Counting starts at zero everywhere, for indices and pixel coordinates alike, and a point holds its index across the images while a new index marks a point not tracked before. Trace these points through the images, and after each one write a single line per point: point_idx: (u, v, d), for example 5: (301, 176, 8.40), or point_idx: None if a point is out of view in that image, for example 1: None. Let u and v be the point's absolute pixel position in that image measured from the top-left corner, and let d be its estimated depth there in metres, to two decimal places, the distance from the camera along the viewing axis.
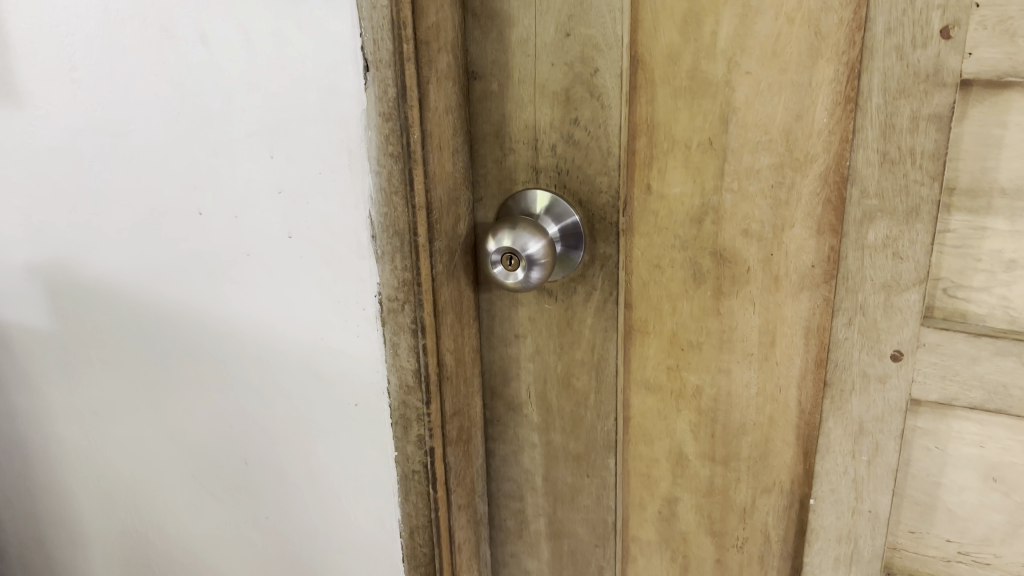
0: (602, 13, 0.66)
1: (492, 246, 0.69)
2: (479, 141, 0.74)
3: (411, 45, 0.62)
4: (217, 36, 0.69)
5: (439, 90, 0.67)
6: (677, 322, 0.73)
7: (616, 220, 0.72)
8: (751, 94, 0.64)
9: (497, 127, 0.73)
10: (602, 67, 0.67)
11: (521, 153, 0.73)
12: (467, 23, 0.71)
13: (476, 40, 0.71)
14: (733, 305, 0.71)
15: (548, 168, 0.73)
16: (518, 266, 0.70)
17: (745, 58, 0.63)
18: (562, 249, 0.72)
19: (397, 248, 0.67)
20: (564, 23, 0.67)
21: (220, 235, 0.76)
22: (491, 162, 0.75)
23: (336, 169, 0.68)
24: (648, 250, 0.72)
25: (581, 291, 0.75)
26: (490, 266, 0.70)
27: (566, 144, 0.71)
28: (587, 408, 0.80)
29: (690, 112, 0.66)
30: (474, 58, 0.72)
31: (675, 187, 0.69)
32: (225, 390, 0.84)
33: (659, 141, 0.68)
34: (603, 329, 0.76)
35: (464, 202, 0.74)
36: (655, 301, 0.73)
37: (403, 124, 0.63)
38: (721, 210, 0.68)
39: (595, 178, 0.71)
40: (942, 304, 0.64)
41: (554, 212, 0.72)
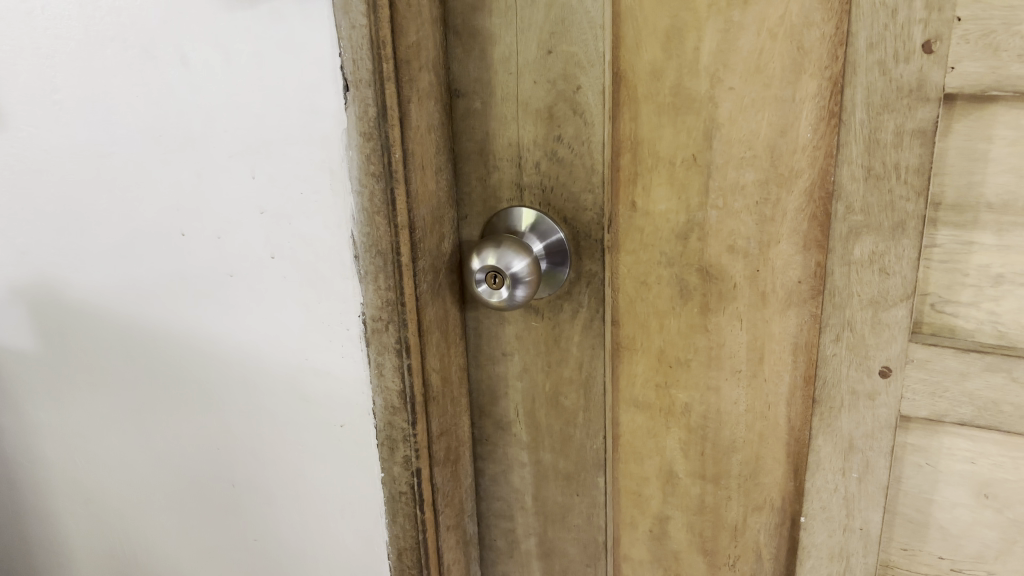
0: (585, 30, 0.65)
1: (477, 264, 0.69)
2: (461, 158, 0.73)
3: (392, 64, 0.62)
4: (198, 57, 0.68)
5: (421, 109, 0.67)
6: (665, 339, 0.73)
7: (602, 237, 0.71)
8: (734, 110, 0.64)
9: (481, 145, 0.72)
10: (585, 84, 0.67)
11: (505, 171, 0.72)
12: (447, 40, 0.70)
13: (457, 58, 0.70)
14: (720, 321, 0.70)
15: (532, 186, 0.72)
16: (502, 284, 0.69)
17: (728, 74, 0.63)
18: (547, 266, 0.71)
19: (380, 268, 0.67)
20: (546, 40, 0.67)
21: (203, 256, 0.76)
22: (475, 180, 0.74)
23: (319, 189, 0.68)
24: (635, 267, 0.72)
25: (567, 309, 0.74)
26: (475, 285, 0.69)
27: (549, 161, 0.70)
28: (576, 427, 0.78)
29: (674, 128, 0.66)
30: (456, 76, 0.71)
31: (660, 204, 0.69)
32: (210, 413, 0.83)
33: (644, 158, 0.68)
34: (591, 346, 0.75)
35: (449, 219, 0.74)
36: (642, 318, 0.73)
37: (385, 142, 0.63)
38: (706, 227, 0.68)
39: (580, 196, 0.70)
40: (931, 320, 0.63)
41: (539, 229, 0.71)
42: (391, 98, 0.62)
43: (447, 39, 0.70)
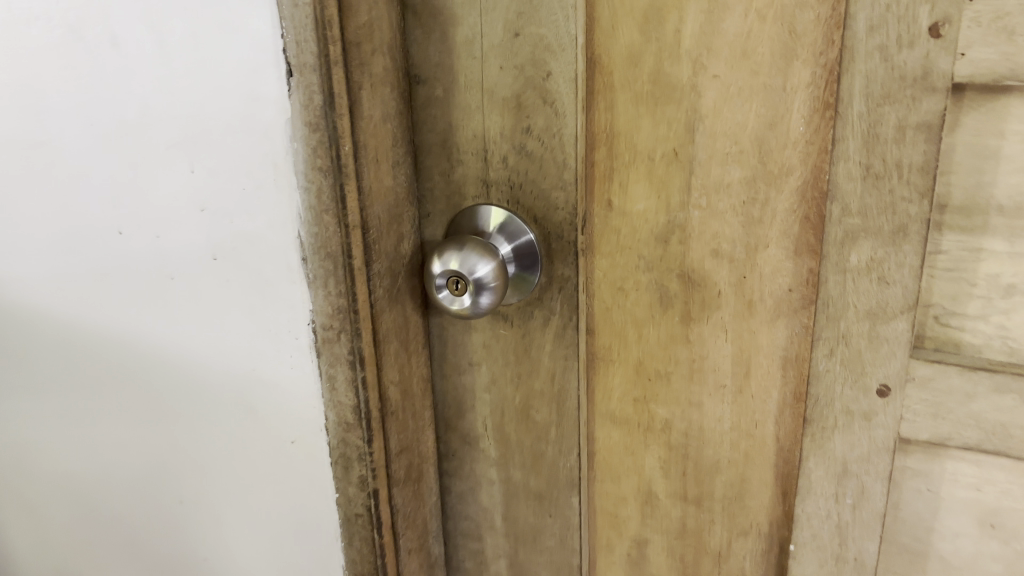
0: (554, 10, 0.59)
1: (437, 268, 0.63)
2: (421, 151, 0.67)
3: (340, 46, 0.55)
4: (129, 38, 0.62)
5: (373, 95, 0.60)
6: (643, 350, 0.67)
7: (575, 239, 0.65)
8: (719, 99, 0.57)
9: (442, 137, 0.66)
10: (555, 70, 0.60)
11: (470, 166, 0.66)
12: (405, 21, 0.64)
13: (416, 41, 0.64)
14: (703, 331, 0.64)
15: (499, 182, 0.66)
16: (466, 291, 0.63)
17: (712, 60, 0.57)
18: (515, 270, 0.65)
19: (330, 272, 0.61)
20: (512, 21, 0.60)
21: (143, 257, 0.69)
22: (438, 175, 0.68)
23: (261, 184, 0.62)
24: (611, 271, 0.66)
25: (538, 316, 0.68)
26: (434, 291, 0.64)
27: (518, 155, 0.64)
28: (547, 443, 0.72)
29: (652, 120, 0.60)
30: (415, 61, 0.65)
31: (638, 204, 0.63)
32: (154, 425, 0.77)
33: (620, 152, 0.62)
34: (563, 357, 0.69)
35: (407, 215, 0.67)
36: (618, 326, 0.67)
37: (334, 134, 0.57)
38: (688, 229, 0.62)
39: (550, 194, 0.64)
40: (934, 333, 0.57)
41: (507, 231, 0.65)
42: (339, 84, 0.56)
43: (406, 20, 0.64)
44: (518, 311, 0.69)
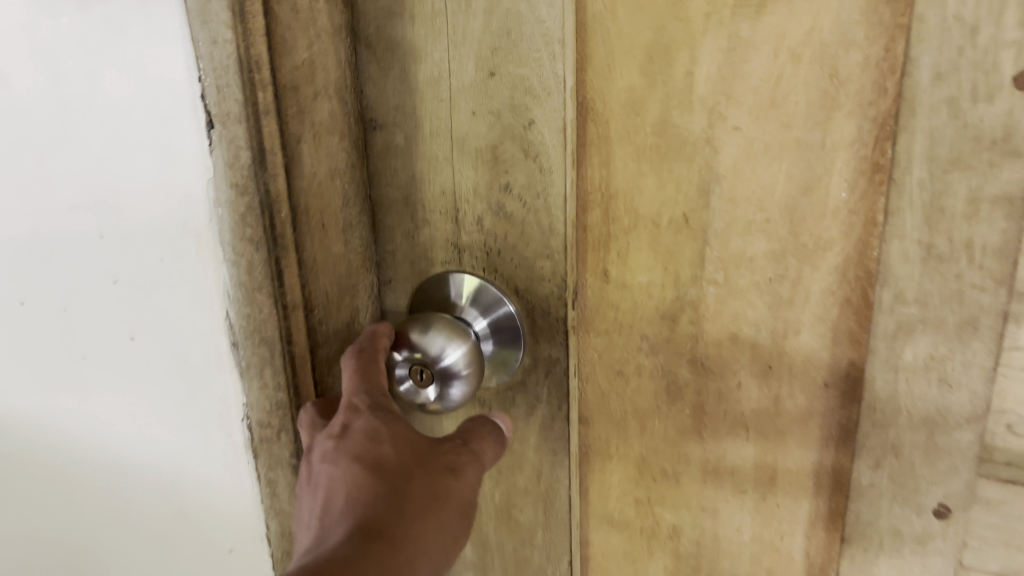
0: (536, 45, 0.48)
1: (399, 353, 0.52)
2: (380, 207, 0.56)
3: (273, 93, 0.45)
4: (19, 76, 0.51)
5: (317, 149, 0.49)
6: (647, 446, 0.56)
7: (564, 314, 0.54)
8: (740, 157, 0.47)
9: (405, 192, 0.55)
10: (538, 117, 0.49)
11: (438, 227, 0.55)
12: (356, 54, 0.53)
13: (372, 78, 0.53)
14: (718, 429, 0.53)
15: (474, 246, 0.55)
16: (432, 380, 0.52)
17: (732, 108, 0.46)
18: (493, 349, 0.54)
19: (266, 361, 0.51)
20: (485, 58, 0.49)
21: (49, 333, 0.58)
22: (401, 236, 0.57)
23: (182, 255, 0.51)
24: (607, 353, 0.54)
25: (521, 404, 0.57)
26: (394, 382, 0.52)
27: (495, 216, 0.53)
28: (534, 547, 0.61)
29: (657, 179, 0.49)
30: (370, 102, 0.54)
31: (640, 276, 0.52)
32: (67, 513, 0.66)
33: (619, 214, 0.51)
34: (552, 452, 0.58)
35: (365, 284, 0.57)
36: (616, 416, 0.56)
37: (268, 198, 0.47)
38: (701, 307, 0.51)
39: (534, 263, 0.53)
40: (1006, 447, 0.45)
41: (481, 302, 0.54)
42: (273, 138, 0.46)
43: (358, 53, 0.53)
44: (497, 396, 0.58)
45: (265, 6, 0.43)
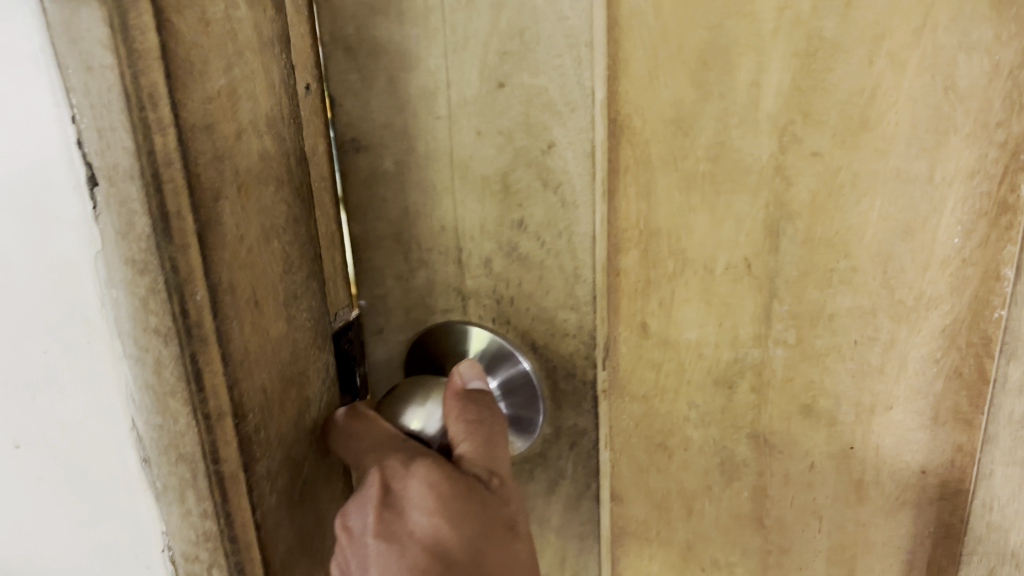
0: (560, 52, 0.37)
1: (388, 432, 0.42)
2: (363, 243, 0.46)
3: (177, 137, 0.31)
4: None
5: (245, 206, 0.35)
6: (695, 530, 0.46)
7: (593, 376, 0.44)
8: (819, 191, 0.37)
9: (396, 228, 0.45)
10: (563, 139, 0.39)
11: (438, 270, 0.45)
12: (328, 57, 0.42)
13: (350, 89, 0.42)
14: (785, 516, 0.44)
15: (482, 293, 0.44)
16: None
17: (810, 130, 0.36)
18: (507, 412, 0.45)
19: (191, 482, 0.38)
20: (494, 66, 0.39)
21: None
22: (389, 280, 0.46)
23: (69, 347, 0.38)
24: (645, 421, 0.45)
25: (541, 480, 0.47)
26: None
27: (508, 259, 0.43)
28: None
29: (713, 215, 0.39)
30: (347, 119, 0.43)
31: (689, 332, 0.42)
32: None
33: (661, 258, 0.41)
34: (581, 534, 0.47)
35: (320, 364, 0.43)
36: (657, 495, 0.46)
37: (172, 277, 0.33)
38: (766, 372, 0.41)
39: (556, 315, 0.43)
40: None
41: (490, 359, 0.45)
42: (179, 199, 0.32)
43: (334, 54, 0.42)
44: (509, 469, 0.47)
45: (159, 21, 0.30)
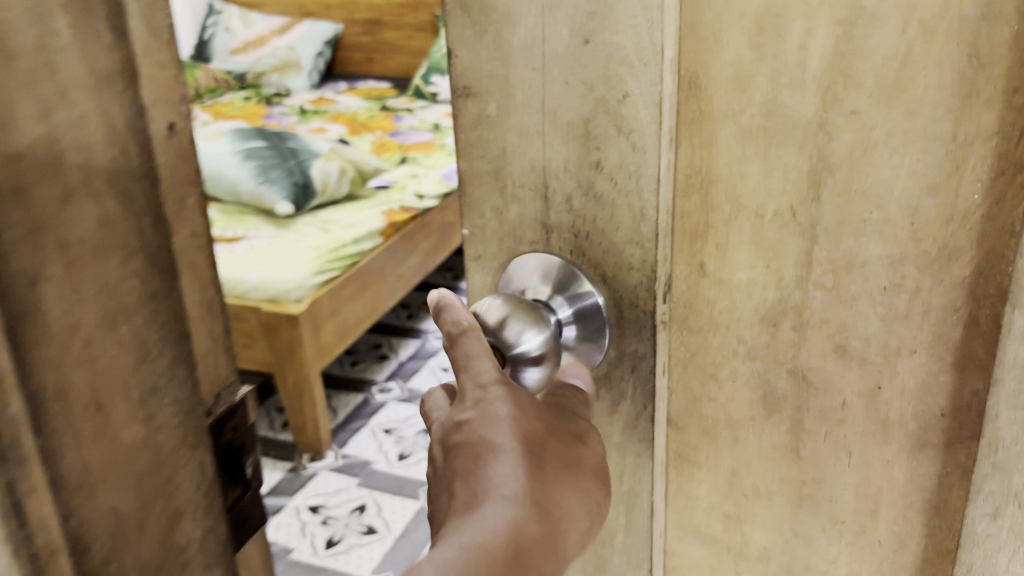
0: (636, 12, 0.42)
1: None
2: (467, 178, 0.52)
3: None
4: None
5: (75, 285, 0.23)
6: (738, 458, 0.50)
7: (653, 307, 0.48)
8: (855, 147, 0.41)
9: (494, 165, 0.50)
10: (635, 90, 0.43)
11: (526, 203, 0.50)
12: (447, 13, 0.48)
13: (462, 41, 0.48)
14: (817, 449, 0.48)
15: (561, 228, 0.50)
16: None
17: (849, 91, 0.40)
18: (574, 334, 0.49)
19: None
20: (582, 25, 0.43)
21: None
22: (490, 210, 0.52)
23: None
24: (697, 353, 0.50)
25: (604, 399, 0.51)
26: None
27: (584, 196, 0.48)
28: (611, 552, 0.54)
29: (764, 165, 0.44)
30: (460, 66, 0.49)
31: (740, 273, 0.47)
32: None
33: (718, 202, 0.46)
34: (635, 454, 0.51)
35: (193, 465, 0.29)
36: (708, 425, 0.51)
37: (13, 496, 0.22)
38: (806, 313, 0.45)
39: (622, 249, 0.47)
40: None
41: (567, 286, 0.49)
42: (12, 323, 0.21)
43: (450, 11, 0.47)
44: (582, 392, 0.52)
45: None
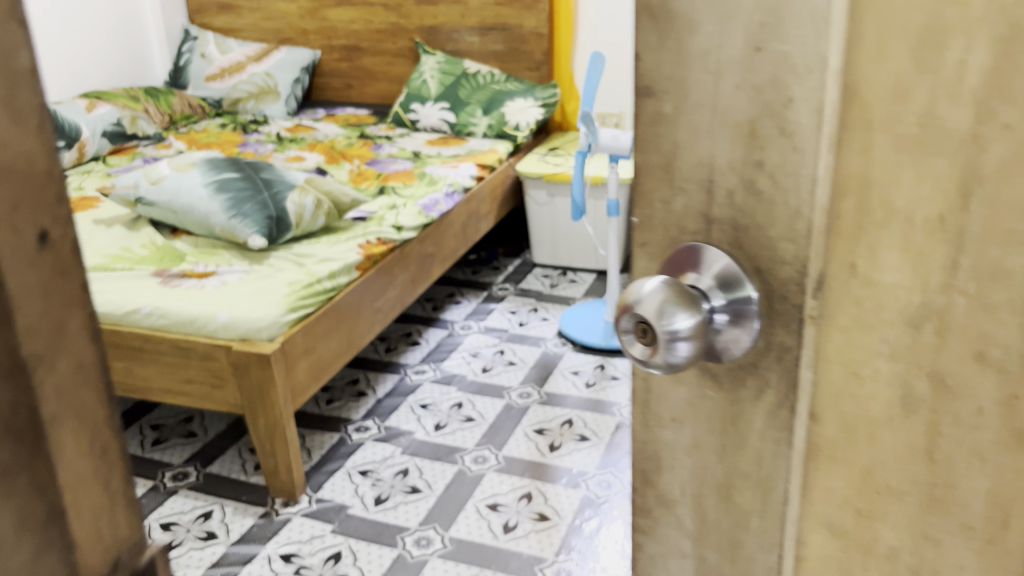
0: (799, 27, 0.63)
1: (629, 320, 0.75)
2: (644, 173, 0.76)
3: None
4: None
5: None
6: (876, 388, 0.70)
7: (807, 275, 0.70)
8: (1001, 162, 0.59)
9: (669, 156, 0.74)
10: (796, 94, 0.65)
11: (690, 197, 0.74)
12: (642, 30, 0.72)
13: (668, 56, 0.71)
14: (956, 385, 0.66)
15: (723, 218, 0.73)
16: (662, 344, 0.73)
17: (995, 113, 0.58)
18: (723, 313, 0.73)
19: None
20: (754, 38, 0.66)
21: None
22: (660, 202, 0.76)
23: None
24: (856, 315, 0.69)
25: (760, 341, 0.74)
26: (628, 342, 0.76)
27: (746, 189, 0.71)
28: (753, 450, 0.79)
29: (917, 174, 0.63)
30: (652, 76, 0.72)
31: (891, 266, 0.66)
32: None
33: (873, 207, 0.65)
34: (783, 377, 0.74)
35: None
36: (853, 366, 0.70)
37: None
38: (947, 313, 0.65)
39: (779, 238, 0.70)
40: None
41: (724, 283, 0.73)
42: None
43: (645, 31, 0.72)
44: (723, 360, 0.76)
45: None
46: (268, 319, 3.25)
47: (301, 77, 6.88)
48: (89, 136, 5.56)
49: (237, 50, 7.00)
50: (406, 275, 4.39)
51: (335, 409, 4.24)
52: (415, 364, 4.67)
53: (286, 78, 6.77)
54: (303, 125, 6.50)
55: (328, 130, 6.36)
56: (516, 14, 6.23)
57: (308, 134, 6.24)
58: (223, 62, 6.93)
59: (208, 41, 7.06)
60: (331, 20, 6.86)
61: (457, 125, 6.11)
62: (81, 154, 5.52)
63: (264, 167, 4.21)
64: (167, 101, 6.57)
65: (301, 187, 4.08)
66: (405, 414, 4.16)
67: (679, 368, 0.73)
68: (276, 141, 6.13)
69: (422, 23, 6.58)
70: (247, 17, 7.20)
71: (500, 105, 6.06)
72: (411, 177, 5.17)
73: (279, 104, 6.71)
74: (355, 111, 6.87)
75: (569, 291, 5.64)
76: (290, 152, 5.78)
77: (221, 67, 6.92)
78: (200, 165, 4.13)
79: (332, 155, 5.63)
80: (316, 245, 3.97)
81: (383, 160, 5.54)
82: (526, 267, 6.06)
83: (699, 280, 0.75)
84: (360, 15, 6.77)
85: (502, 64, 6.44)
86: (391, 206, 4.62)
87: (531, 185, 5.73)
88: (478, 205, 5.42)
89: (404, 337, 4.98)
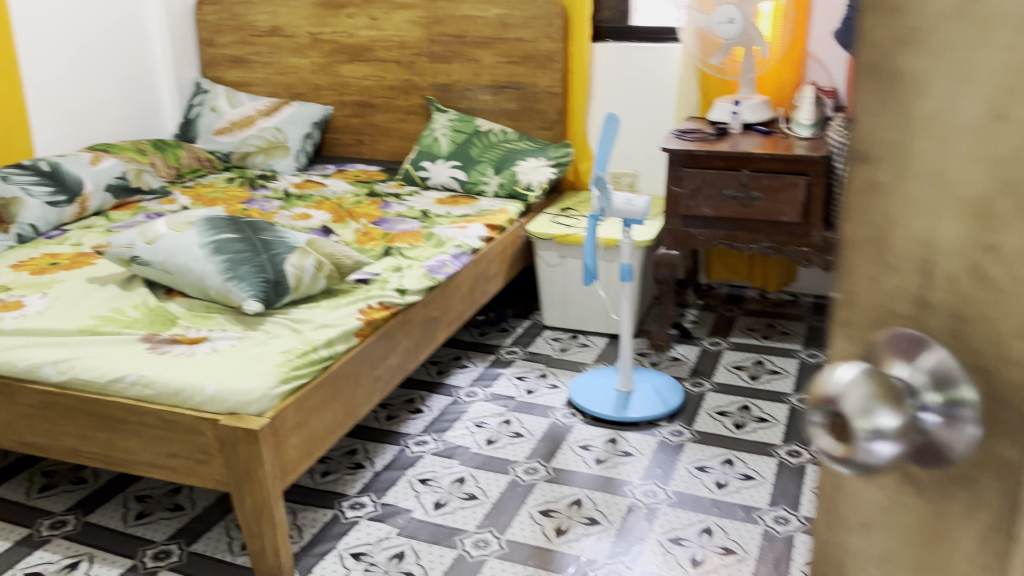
0: None
1: (815, 413, 0.57)
2: (847, 243, 0.61)
3: None
4: None
5: None
6: None
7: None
8: None
9: (876, 231, 0.59)
10: None
11: (907, 278, 0.58)
12: (857, 77, 0.58)
13: (877, 111, 0.57)
14: None
15: (943, 310, 0.56)
16: (859, 448, 0.55)
17: None
18: (938, 414, 0.54)
19: None
20: (1002, 89, 0.51)
21: None
22: (863, 280, 0.60)
23: None
24: None
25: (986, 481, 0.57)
26: (809, 436, 0.58)
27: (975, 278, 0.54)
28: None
29: None
30: (859, 134, 0.58)
31: None
32: None
33: None
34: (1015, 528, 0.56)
35: None
36: None
37: None
38: None
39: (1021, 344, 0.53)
40: None
41: (944, 379, 0.54)
42: None
43: (859, 73, 0.58)
44: (941, 468, 0.57)
45: None
46: (258, 391, 3.28)
47: (313, 132, 6.82)
48: (91, 189, 5.66)
49: (248, 104, 6.97)
50: (409, 339, 4.31)
51: (335, 487, 4.05)
52: (416, 435, 4.49)
53: (297, 133, 6.71)
54: (313, 180, 6.40)
55: (337, 187, 6.24)
56: (529, 72, 6.18)
57: (316, 190, 6.14)
58: (234, 116, 6.90)
59: (219, 96, 7.04)
60: (344, 76, 6.83)
61: (468, 183, 6.00)
62: (83, 207, 5.61)
63: (264, 228, 4.22)
64: (175, 154, 6.55)
65: (303, 248, 4.08)
66: (402, 491, 4.00)
67: (879, 477, 0.54)
68: (284, 198, 6.02)
69: (436, 81, 6.52)
70: (258, 72, 7.15)
71: (512, 164, 5.96)
72: (418, 237, 5.06)
73: (288, 159, 6.64)
74: (364, 168, 6.77)
75: (578, 355, 5.46)
76: (297, 210, 5.70)
77: (231, 121, 6.88)
78: (198, 225, 4.19)
79: (339, 214, 5.54)
80: (314, 309, 3.97)
81: (391, 219, 5.44)
82: (536, 329, 5.90)
83: (910, 375, 0.56)
84: (372, 71, 6.73)
85: (515, 123, 6.36)
86: (395, 267, 4.55)
87: (542, 245, 5.61)
88: (487, 266, 5.28)
89: (407, 403, 4.82)
